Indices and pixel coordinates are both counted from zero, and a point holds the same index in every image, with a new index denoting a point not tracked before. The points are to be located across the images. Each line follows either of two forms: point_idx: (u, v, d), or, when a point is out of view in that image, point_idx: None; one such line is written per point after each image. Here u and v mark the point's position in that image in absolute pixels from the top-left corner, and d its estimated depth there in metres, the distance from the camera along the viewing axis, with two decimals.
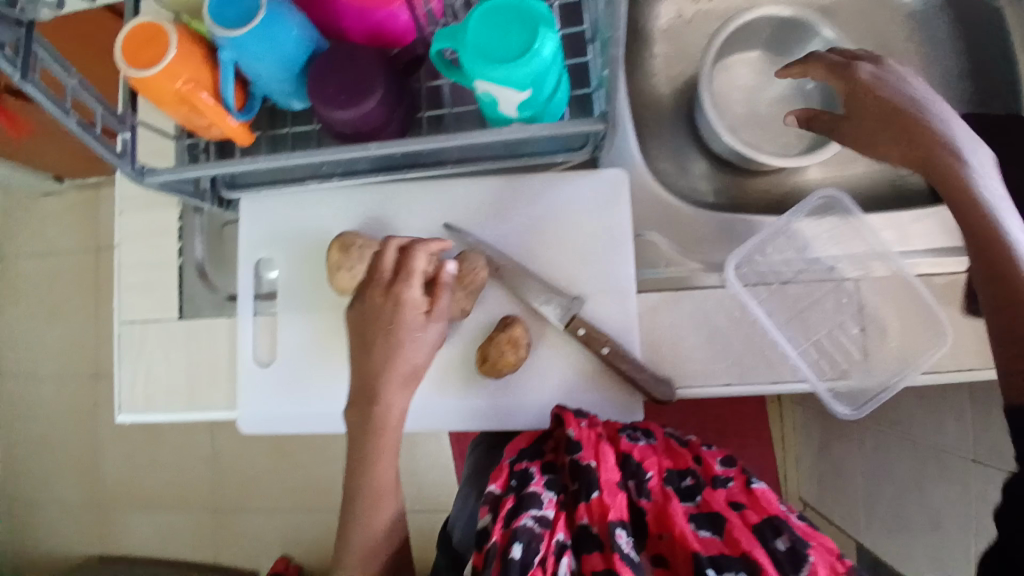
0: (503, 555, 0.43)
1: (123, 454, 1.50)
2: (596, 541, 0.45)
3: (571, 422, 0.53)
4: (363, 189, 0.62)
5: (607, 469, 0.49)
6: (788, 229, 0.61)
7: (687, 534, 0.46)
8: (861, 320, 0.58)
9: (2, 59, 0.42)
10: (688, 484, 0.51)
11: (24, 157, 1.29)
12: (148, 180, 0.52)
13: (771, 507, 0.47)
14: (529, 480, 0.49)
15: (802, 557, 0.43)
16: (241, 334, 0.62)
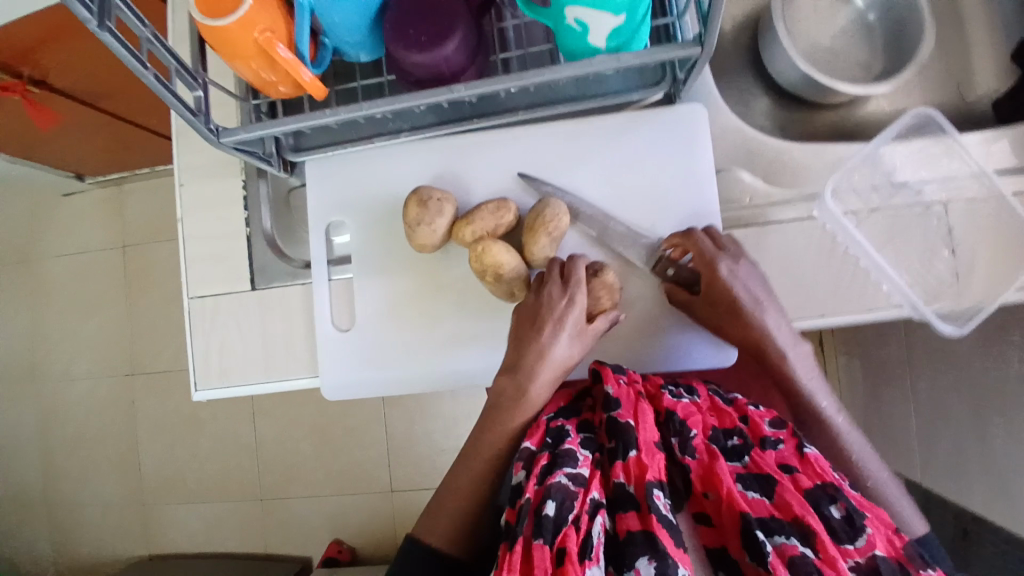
0: (537, 514, 0.43)
1: (166, 449, 1.49)
2: (632, 501, 0.44)
3: (608, 377, 0.52)
4: (430, 144, 0.60)
5: (645, 429, 0.47)
6: (876, 153, 0.58)
7: (734, 494, 0.44)
8: (952, 243, 0.56)
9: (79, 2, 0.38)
10: (735, 444, 0.49)
11: (49, 154, 1.27)
12: (223, 140, 0.52)
13: (824, 472, 0.46)
14: (565, 438, 0.49)
15: (858, 527, 0.42)
16: (319, 299, 0.61)
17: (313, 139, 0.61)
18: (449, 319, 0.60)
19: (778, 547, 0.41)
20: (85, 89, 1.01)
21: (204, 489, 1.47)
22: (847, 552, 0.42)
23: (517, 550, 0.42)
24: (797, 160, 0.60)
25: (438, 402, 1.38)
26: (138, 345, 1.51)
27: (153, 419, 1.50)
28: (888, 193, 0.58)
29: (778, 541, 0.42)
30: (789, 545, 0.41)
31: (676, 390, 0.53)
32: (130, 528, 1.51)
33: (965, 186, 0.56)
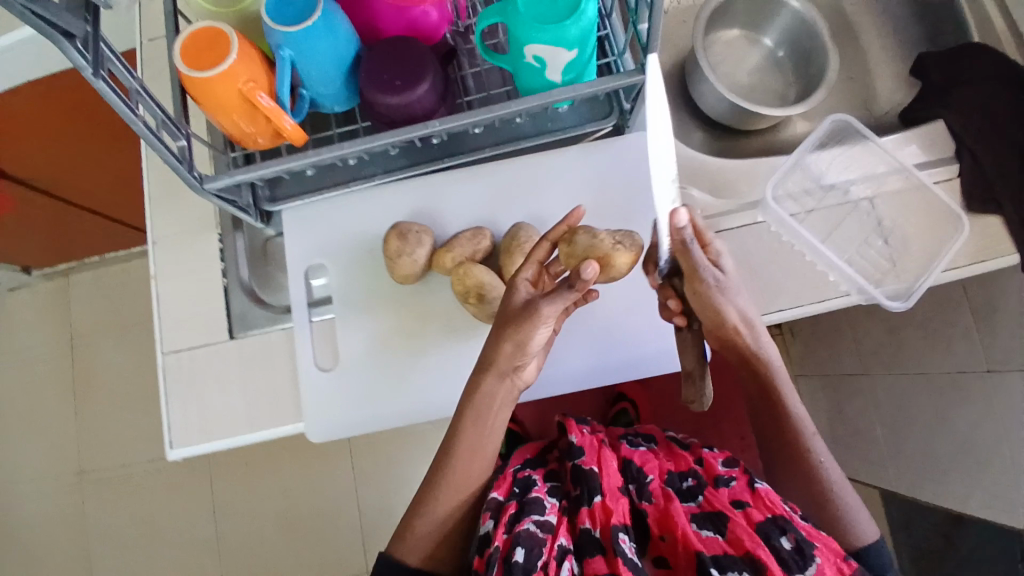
0: (506, 560, 0.47)
1: (117, 558, 1.36)
2: (597, 544, 0.49)
3: (573, 429, 0.61)
4: (402, 184, 0.64)
5: (609, 476, 0.55)
6: (803, 162, 0.66)
7: (688, 533, 0.50)
8: (883, 233, 0.63)
9: (77, 53, 0.41)
10: (690, 486, 0.56)
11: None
12: (206, 186, 0.54)
13: (774, 506, 0.51)
14: (532, 487, 0.55)
15: (809, 557, 0.47)
16: (302, 343, 0.62)
17: (289, 187, 0.64)
18: (434, 348, 0.61)
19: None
20: (40, 178, 1.00)
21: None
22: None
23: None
24: (737, 173, 0.66)
25: (413, 468, 1.33)
26: (85, 444, 1.40)
27: (104, 525, 1.37)
28: (820, 196, 0.65)
29: (731, 575, 0.46)
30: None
31: (634, 441, 0.63)
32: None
33: (888, 180, 0.63)
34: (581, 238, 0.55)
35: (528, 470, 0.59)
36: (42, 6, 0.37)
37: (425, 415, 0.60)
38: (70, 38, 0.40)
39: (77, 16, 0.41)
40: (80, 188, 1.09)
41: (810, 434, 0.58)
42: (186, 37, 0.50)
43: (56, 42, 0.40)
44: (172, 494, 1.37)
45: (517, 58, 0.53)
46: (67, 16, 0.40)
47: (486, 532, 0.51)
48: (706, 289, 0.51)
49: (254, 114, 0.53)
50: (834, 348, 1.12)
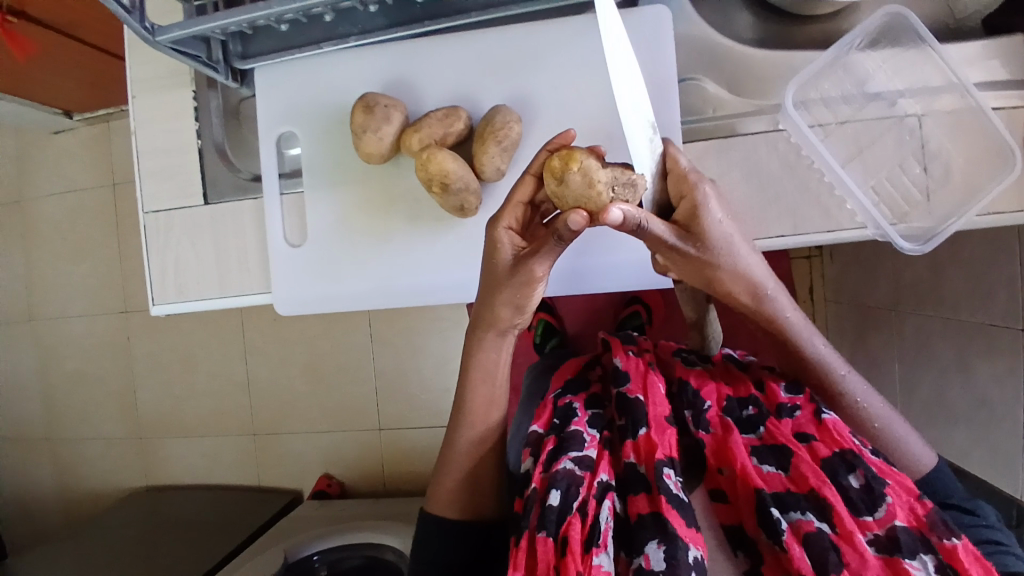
0: (542, 503, 0.44)
1: (161, 387, 1.52)
2: (642, 481, 0.44)
3: (617, 350, 0.54)
4: (383, 50, 0.58)
5: (655, 404, 0.48)
6: (845, 61, 0.55)
7: (749, 470, 0.43)
8: (924, 159, 0.53)
9: None
10: (750, 414, 0.47)
11: (28, 89, 1.24)
12: (158, 38, 0.50)
13: (844, 439, 0.44)
14: (573, 418, 0.49)
15: (878, 497, 0.41)
16: (270, 213, 0.60)
17: (262, 44, 0.59)
18: (400, 233, 0.59)
19: (792, 524, 0.41)
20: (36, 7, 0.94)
21: (200, 426, 1.50)
22: (865, 523, 0.40)
23: (524, 538, 0.43)
24: (765, 68, 0.56)
25: (423, 343, 1.38)
26: (129, 285, 1.51)
27: (149, 358, 1.52)
28: (859, 104, 0.55)
29: (793, 517, 0.41)
30: (805, 521, 0.41)
31: (688, 360, 0.55)
32: (131, 462, 1.55)
33: (940, 97, 0.53)
34: (574, 179, 0.42)
35: (568, 397, 0.53)
36: None
37: (435, 297, 0.59)
38: None
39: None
40: (96, 29, 1.05)
41: (842, 373, 0.50)
42: None
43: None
44: (206, 338, 1.48)
45: None
46: None
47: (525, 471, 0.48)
48: (681, 254, 0.44)
49: None
50: (870, 279, 1.02)
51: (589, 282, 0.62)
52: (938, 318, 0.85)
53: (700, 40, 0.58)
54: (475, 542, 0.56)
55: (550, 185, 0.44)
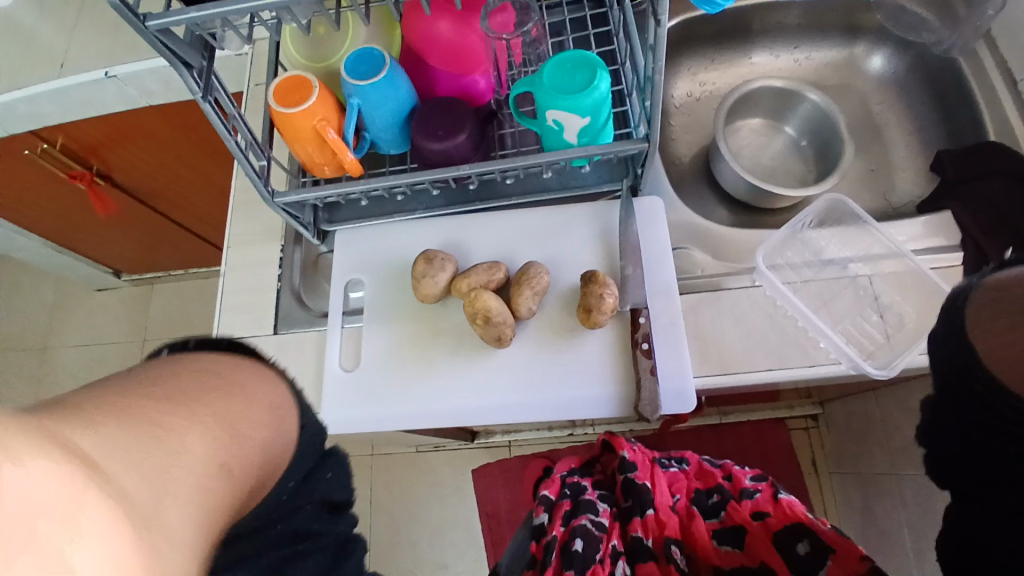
0: (564, 548, 0.49)
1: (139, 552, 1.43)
2: (649, 551, 0.48)
3: (623, 445, 0.61)
4: (440, 220, 0.75)
5: (659, 491, 0.54)
6: (802, 237, 0.71)
7: (708, 549, 0.50)
8: (879, 308, 0.66)
9: (192, 79, 0.55)
10: (715, 501, 0.55)
11: (94, 246, 1.41)
12: (276, 199, 0.65)
13: (795, 515, 0.50)
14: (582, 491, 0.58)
15: (820, 561, 0.45)
16: (331, 343, 0.70)
17: (345, 213, 0.76)
18: (440, 361, 0.68)
19: None
20: (130, 178, 1.13)
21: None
22: None
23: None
24: (739, 242, 0.73)
25: (424, 508, 1.33)
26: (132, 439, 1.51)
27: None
28: (818, 268, 0.70)
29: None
30: None
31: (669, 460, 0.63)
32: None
33: (884, 261, 0.67)
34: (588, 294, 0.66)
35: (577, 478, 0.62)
36: (170, 38, 0.50)
37: (468, 419, 0.66)
38: (187, 65, 0.54)
39: (197, 51, 0.55)
40: (170, 200, 1.23)
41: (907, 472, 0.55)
42: (278, 81, 0.63)
43: (179, 70, 0.53)
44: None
45: (542, 122, 0.65)
46: (190, 51, 0.53)
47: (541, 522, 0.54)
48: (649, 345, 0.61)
49: (324, 147, 0.65)
50: (867, 445, 1.07)
51: (575, 411, 0.64)
52: None
53: (687, 221, 0.75)
54: None
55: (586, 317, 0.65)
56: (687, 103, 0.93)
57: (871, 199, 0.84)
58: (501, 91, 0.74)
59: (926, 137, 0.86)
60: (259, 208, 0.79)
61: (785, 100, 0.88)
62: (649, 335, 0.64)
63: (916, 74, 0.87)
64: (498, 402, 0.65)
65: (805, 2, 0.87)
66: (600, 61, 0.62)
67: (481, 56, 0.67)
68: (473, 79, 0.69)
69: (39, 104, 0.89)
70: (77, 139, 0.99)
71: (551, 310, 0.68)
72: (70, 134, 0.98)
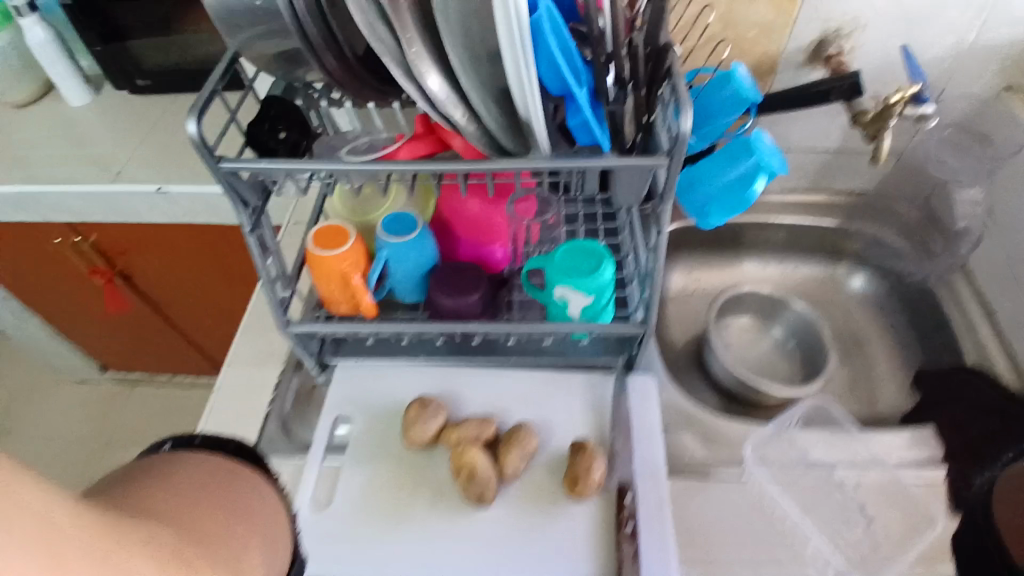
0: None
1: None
2: None
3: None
4: (440, 368, 0.77)
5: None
6: (787, 436, 0.71)
7: None
8: (864, 515, 0.64)
9: (245, 213, 0.61)
10: None
11: (88, 341, 1.42)
12: (290, 328, 0.69)
13: None
14: None
15: None
16: (306, 478, 0.68)
17: (349, 348, 0.79)
18: (415, 511, 0.65)
19: None
20: (148, 284, 1.18)
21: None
22: None
23: None
24: (728, 432, 0.74)
25: None
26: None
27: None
28: (803, 470, 0.68)
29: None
30: None
31: None
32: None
33: (869, 471, 0.67)
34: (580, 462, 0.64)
35: None
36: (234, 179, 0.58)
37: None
38: (243, 202, 0.61)
39: (255, 192, 0.62)
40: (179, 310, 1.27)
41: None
42: (319, 228, 0.70)
43: (235, 205, 0.60)
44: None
45: (549, 296, 0.70)
46: (248, 190, 0.61)
47: None
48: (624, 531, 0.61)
49: (346, 290, 0.70)
50: None
51: None
52: None
53: (678, 404, 0.77)
54: None
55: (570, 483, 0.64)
56: (683, 293, 1.01)
57: (856, 407, 0.87)
58: (516, 262, 0.81)
59: (905, 356, 0.91)
60: (269, 332, 0.82)
61: (772, 305, 0.95)
62: (635, 515, 0.62)
63: (893, 298, 0.96)
64: (469, 569, 0.61)
65: (790, 226, 0.99)
66: (605, 251, 0.69)
67: (502, 232, 0.75)
68: (491, 251, 0.76)
69: (90, 201, 0.97)
70: (109, 238, 1.06)
71: (537, 475, 0.67)
72: (103, 233, 1.05)
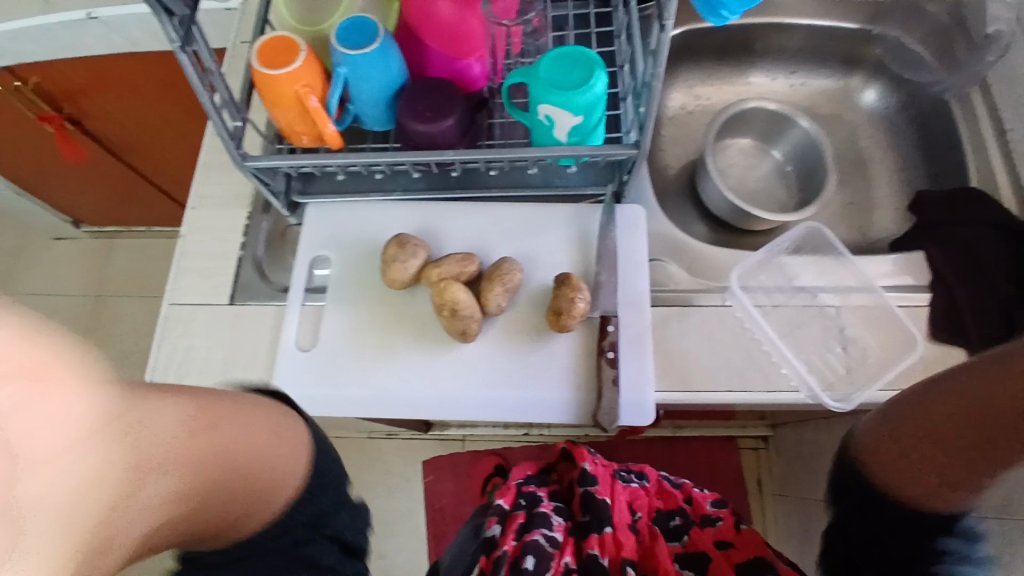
0: (515, 564, 0.48)
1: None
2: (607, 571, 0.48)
3: (586, 457, 0.59)
4: (418, 204, 0.73)
5: (619, 510, 0.53)
6: (775, 261, 0.71)
7: None
8: (843, 341, 0.66)
9: (172, 27, 0.51)
10: (676, 524, 0.57)
11: (61, 195, 1.35)
12: (246, 163, 0.62)
13: (758, 547, 0.51)
14: (539, 502, 0.56)
15: None
16: (289, 318, 0.68)
17: (321, 185, 0.73)
18: (402, 346, 0.66)
19: None
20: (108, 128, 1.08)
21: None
22: None
23: None
24: (716, 260, 0.72)
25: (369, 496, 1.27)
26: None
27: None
28: (790, 294, 0.69)
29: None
30: None
31: (627, 475, 0.62)
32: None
33: (855, 295, 0.68)
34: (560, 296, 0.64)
35: (532, 486, 0.59)
36: None
37: (426, 411, 0.64)
38: (168, 13, 0.50)
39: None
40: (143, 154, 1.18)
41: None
42: (263, 41, 0.60)
43: (158, 17, 0.49)
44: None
45: (533, 116, 0.63)
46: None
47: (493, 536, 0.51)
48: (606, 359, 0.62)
49: (305, 115, 0.62)
50: (813, 470, 1.08)
51: (532, 413, 0.63)
52: None
53: (666, 233, 0.74)
54: None
55: (554, 319, 0.63)
56: (681, 115, 0.93)
57: (847, 231, 0.85)
58: (495, 80, 0.72)
59: (906, 177, 0.87)
60: (230, 172, 0.76)
61: (777, 122, 0.88)
62: (615, 343, 0.63)
63: (905, 115, 0.89)
64: (459, 398, 0.64)
65: (809, 28, 0.87)
66: (598, 59, 0.60)
67: (479, 43, 0.65)
68: (467, 65, 0.67)
69: (11, 35, 0.82)
70: (54, 80, 0.94)
71: (524, 309, 0.67)
72: (48, 75, 0.93)
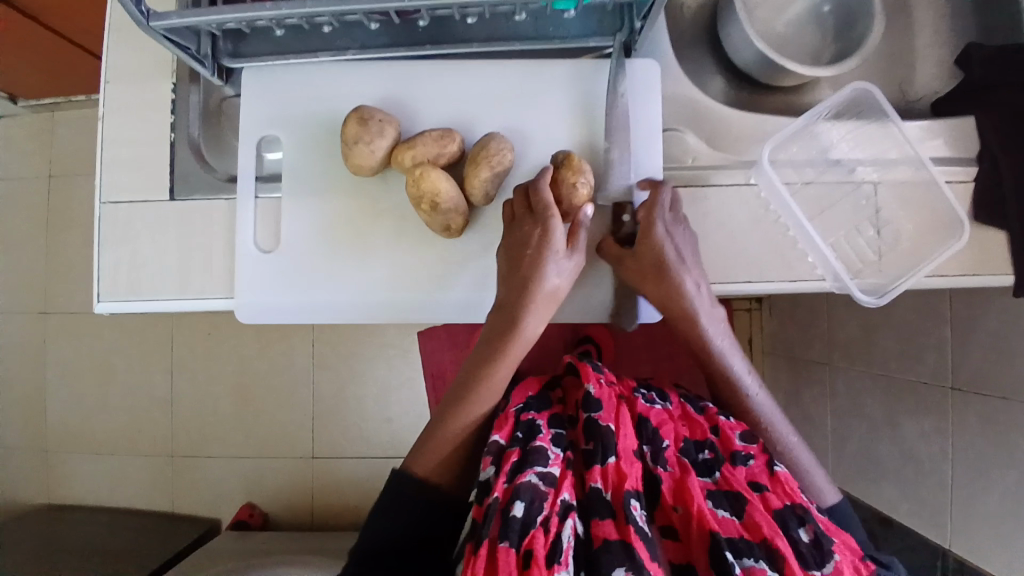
0: (504, 513, 0.44)
1: (48, 401, 1.26)
2: (608, 507, 0.45)
3: (590, 377, 0.54)
4: (379, 66, 0.59)
5: (625, 436, 0.50)
6: (811, 129, 0.60)
7: (704, 512, 0.45)
8: (877, 223, 0.58)
9: None
10: (706, 458, 0.51)
11: None
12: (153, 24, 0.48)
13: (794, 493, 0.48)
14: (537, 434, 0.50)
15: (827, 553, 0.44)
16: (243, 217, 0.58)
17: (255, 45, 0.58)
18: (377, 247, 0.58)
19: (746, 569, 0.43)
20: None
21: (94, 453, 1.26)
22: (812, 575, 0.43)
23: (483, 548, 0.43)
24: (738, 126, 0.61)
25: (368, 366, 1.23)
26: (21, 282, 1.26)
27: (32, 366, 1.26)
28: (823, 168, 0.60)
29: (746, 562, 0.43)
30: (757, 568, 0.43)
31: (650, 396, 0.56)
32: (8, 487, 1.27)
33: (896, 168, 0.59)
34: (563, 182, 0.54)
35: (533, 413, 0.53)
36: None
37: (410, 317, 0.58)
38: None
39: None
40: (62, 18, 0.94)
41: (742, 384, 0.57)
42: None
43: None
44: (115, 346, 1.25)
45: None
46: None
47: (487, 479, 0.48)
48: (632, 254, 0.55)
49: None
50: (806, 336, 1.05)
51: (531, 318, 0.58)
52: (869, 375, 0.89)
53: (683, 94, 0.61)
54: (438, 527, 0.53)
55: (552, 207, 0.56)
56: None
57: (887, 84, 0.73)
58: None
59: (965, 11, 0.73)
60: (139, 29, 0.60)
61: None
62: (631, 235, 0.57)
63: None
64: (447, 302, 0.57)
65: None
66: None
67: None
68: None
69: None
70: None
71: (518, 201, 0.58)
72: None
